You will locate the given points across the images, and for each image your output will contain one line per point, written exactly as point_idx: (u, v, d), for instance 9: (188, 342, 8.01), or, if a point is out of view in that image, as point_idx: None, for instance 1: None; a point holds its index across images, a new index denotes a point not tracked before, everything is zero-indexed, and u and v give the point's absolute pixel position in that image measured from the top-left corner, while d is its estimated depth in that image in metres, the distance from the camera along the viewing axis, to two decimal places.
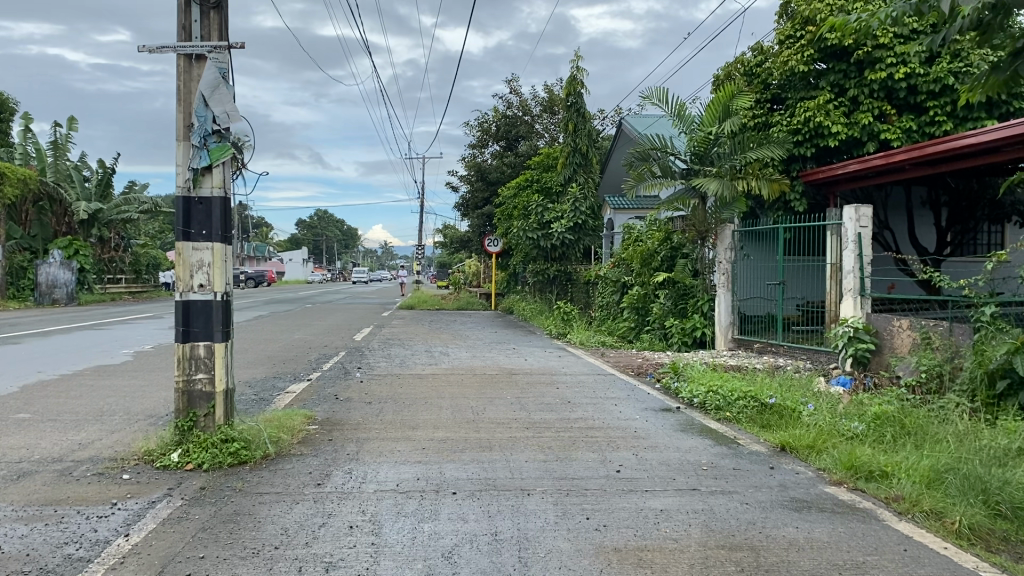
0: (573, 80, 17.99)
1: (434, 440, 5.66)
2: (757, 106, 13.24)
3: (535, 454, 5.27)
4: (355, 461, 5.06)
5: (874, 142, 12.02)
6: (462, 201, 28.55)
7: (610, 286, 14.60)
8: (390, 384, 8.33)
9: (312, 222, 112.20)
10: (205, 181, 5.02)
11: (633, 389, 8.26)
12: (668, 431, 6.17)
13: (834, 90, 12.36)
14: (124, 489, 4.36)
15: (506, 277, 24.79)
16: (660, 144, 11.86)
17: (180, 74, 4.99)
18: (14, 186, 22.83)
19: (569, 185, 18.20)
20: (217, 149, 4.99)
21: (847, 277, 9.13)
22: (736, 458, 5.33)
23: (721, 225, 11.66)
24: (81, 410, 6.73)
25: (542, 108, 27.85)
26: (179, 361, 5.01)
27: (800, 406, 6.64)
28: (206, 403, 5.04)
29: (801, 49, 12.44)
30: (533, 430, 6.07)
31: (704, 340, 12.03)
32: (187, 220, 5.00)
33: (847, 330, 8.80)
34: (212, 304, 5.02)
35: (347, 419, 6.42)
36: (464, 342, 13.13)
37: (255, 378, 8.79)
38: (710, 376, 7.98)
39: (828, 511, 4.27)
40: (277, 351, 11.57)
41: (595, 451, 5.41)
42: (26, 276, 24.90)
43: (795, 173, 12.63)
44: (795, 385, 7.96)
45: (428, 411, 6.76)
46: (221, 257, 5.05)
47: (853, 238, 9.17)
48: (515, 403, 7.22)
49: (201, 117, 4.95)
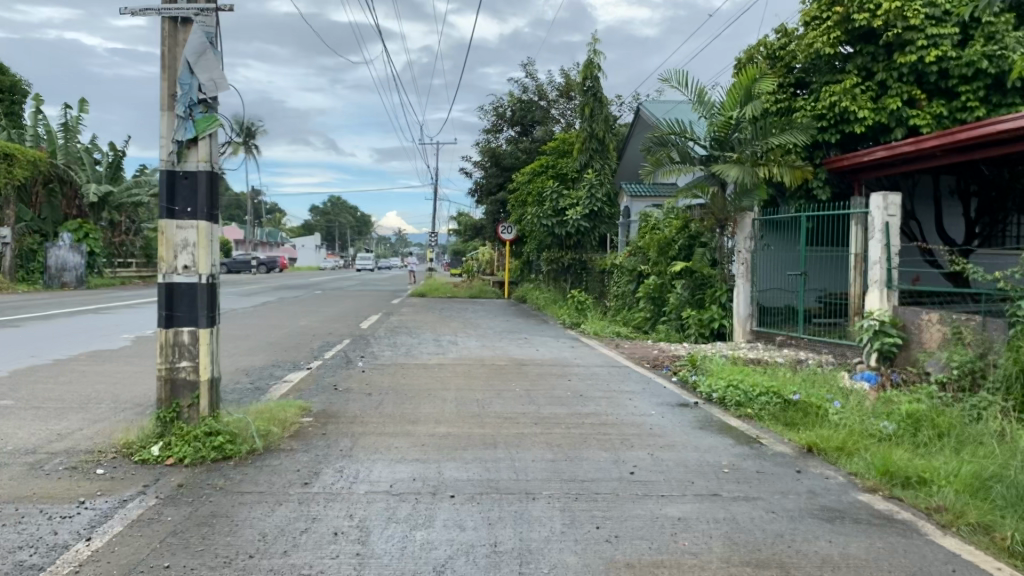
0: (590, 63, 17.59)
1: (434, 436, 5.30)
2: (780, 91, 12.73)
3: (543, 453, 4.90)
4: (349, 458, 4.71)
5: (902, 129, 11.54)
6: (476, 186, 28.19)
7: (625, 275, 14.14)
8: (394, 374, 7.97)
9: (328, 210, 112.18)
10: (191, 154, 4.67)
11: (648, 383, 7.89)
12: (686, 429, 5.78)
13: (862, 73, 11.86)
14: (96, 485, 4.03)
15: (519, 265, 24.38)
16: (679, 128, 11.43)
17: (164, 38, 4.62)
18: (23, 167, 22.62)
19: (585, 171, 17.76)
20: (203, 119, 4.63)
21: (873, 268, 8.68)
22: (758, 460, 4.94)
23: (741, 214, 11.17)
24: (67, 397, 6.42)
25: (558, 94, 27.29)
26: (162, 347, 4.67)
27: (826, 404, 6.24)
28: (190, 393, 4.71)
29: (828, 32, 11.96)
30: (541, 426, 5.70)
31: (721, 332, 11.58)
32: (170, 197, 4.64)
33: (873, 323, 8.32)
34: (197, 287, 4.67)
35: (344, 412, 6.07)
36: (473, 331, 12.79)
37: (254, 365, 8.47)
38: (730, 370, 7.57)
39: (864, 522, 3.88)
40: (280, 338, 11.27)
41: (607, 450, 5.04)
42: (36, 259, 24.69)
43: (818, 161, 12.19)
44: (820, 381, 7.53)
45: (431, 404, 6.40)
46: (207, 236, 4.70)
47: (880, 227, 8.73)
48: (524, 396, 6.85)
49: (186, 84, 4.58)
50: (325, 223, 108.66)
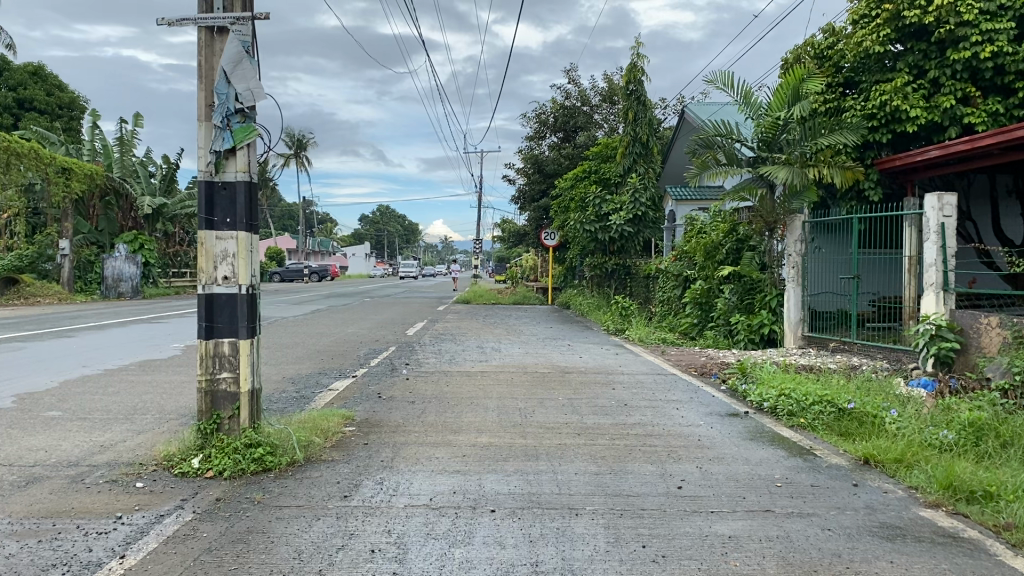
0: (634, 66, 17.41)
1: (476, 447, 5.19)
2: (828, 91, 12.44)
3: (586, 465, 4.76)
4: (389, 470, 4.63)
5: (957, 127, 11.15)
6: (519, 193, 28.13)
7: (670, 280, 13.91)
8: (437, 382, 7.91)
9: (375, 218, 113.28)
10: (229, 165, 4.64)
11: (696, 391, 7.71)
12: (735, 440, 5.60)
13: (913, 71, 11.51)
14: (134, 500, 4.01)
15: (562, 270, 24.21)
16: (724, 129, 11.22)
17: (201, 48, 4.63)
18: (81, 181, 23.12)
19: (629, 175, 17.55)
20: (240, 129, 4.59)
21: (929, 271, 8.39)
22: (812, 473, 4.74)
23: (790, 216, 10.83)
24: (114, 407, 6.48)
25: (601, 98, 27.10)
26: (202, 358, 4.64)
27: (882, 413, 6.01)
28: (230, 405, 4.66)
29: (877, 29, 11.64)
30: (585, 437, 5.56)
31: (772, 338, 11.22)
32: (210, 208, 4.62)
33: (928, 327, 8.04)
34: (237, 298, 4.63)
35: (386, 421, 6.01)
36: (517, 338, 12.70)
37: (299, 374, 8.48)
38: (782, 378, 7.34)
39: (927, 541, 3.66)
40: (326, 346, 11.29)
41: (653, 463, 4.88)
42: (93, 270, 25.29)
43: (869, 161, 11.85)
44: (875, 388, 7.26)
45: (473, 413, 6.31)
46: (246, 247, 4.65)
47: (935, 228, 8.42)
48: (567, 406, 6.71)
49: (222, 94, 4.56)
50: (371, 231, 109.65)
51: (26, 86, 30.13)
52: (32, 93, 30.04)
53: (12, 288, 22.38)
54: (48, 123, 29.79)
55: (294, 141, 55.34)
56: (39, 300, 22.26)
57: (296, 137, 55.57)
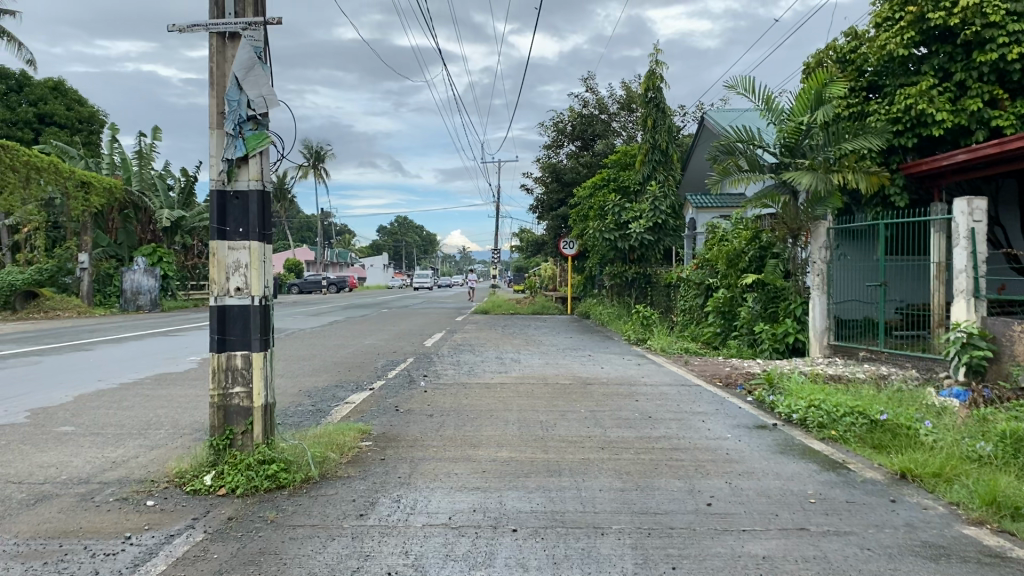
0: (652, 73, 17.29)
1: (496, 462, 5.03)
2: (852, 95, 12.21)
3: (611, 481, 4.59)
4: (406, 486, 4.48)
5: (984, 130, 10.91)
6: (537, 202, 28.00)
7: (692, 289, 13.70)
8: (455, 394, 7.75)
9: (393, 229, 113.64)
10: (241, 173, 4.54)
11: (722, 402, 7.51)
12: (765, 453, 5.40)
13: (938, 75, 11.28)
14: (143, 519, 3.89)
15: (581, 280, 24.03)
16: (746, 135, 11.06)
17: (213, 54, 4.52)
18: (99, 195, 23.23)
19: (648, 183, 17.37)
20: (253, 137, 4.50)
21: (958, 277, 8.16)
22: (847, 488, 4.54)
23: (815, 223, 10.62)
24: (128, 422, 6.38)
25: (619, 106, 26.95)
26: (215, 372, 4.52)
27: (916, 424, 5.79)
28: (243, 420, 4.54)
29: (901, 32, 11.42)
30: (609, 451, 5.38)
31: (797, 347, 10.98)
32: (222, 217, 4.51)
33: (959, 335, 7.77)
34: (250, 309, 4.51)
35: (404, 435, 5.86)
36: (536, 348, 12.53)
37: (316, 387, 8.36)
38: (811, 389, 7.11)
39: (974, 562, 3.45)
40: (343, 358, 11.17)
41: (680, 478, 4.70)
42: (112, 283, 25.34)
43: (894, 166, 11.59)
44: (906, 399, 7.02)
45: (492, 427, 6.15)
46: (259, 257, 4.54)
47: (965, 234, 8.19)
48: (589, 419, 6.53)
49: (234, 101, 4.46)
50: (390, 242, 109.94)
51: (46, 101, 30.43)
52: (52, 108, 30.34)
53: (32, 302, 22.51)
54: (68, 137, 30.09)
55: (312, 152, 55.59)
56: (59, 313, 22.37)
57: (314, 149, 55.80)
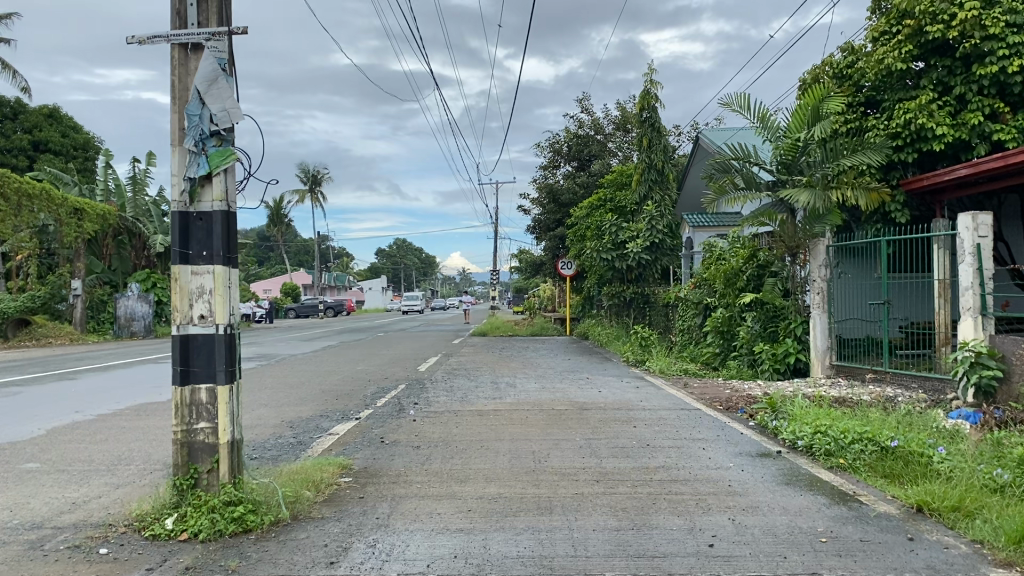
0: (647, 93, 17.12)
1: (483, 500, 4.69)
2: (849, 111, 11.96)
3: (605, 520, 4.26)
4: (384, 529, 4.14)
5: (986, 144, 10.66)
6: (534, 223, 27.76)
7: (690, 309, 13.41)
8: (446, 423, 7.40)
9: (392, 252, 113.51)
10: (204, 194, 4.25)
11: (723, 428, 7.17)
12: (771, 485, 5.07)
13: (937, 88, 11.03)
14: (93, 569, 3.56)
15: (579, 301, 23.70)
16: (742, 153, 10.78)
17: (175, 67, 4.23)
18: (92, 222, 22.95)
19: (644, 203, 17.16)
20: (216, 154, 4.21)
21: (964, 295, 7.87)
22: (860, 525, 4.21)
23: (813, 241, 10.25)
24: (98, 458, 6.04)
25: (615, 126, 26.79)
26: (177, 408, 4.20)
27: (929, 450, 5.46)
28: (209, 458, 4.20)
29: (898, 46, 11.19)
30: (604, 484, 5.05)
31: (799, 367, 10.61)
32: (184, 239, 4.21)
33: (967, 355, 7.45)
34: (214, 339, 4.20)
35: (387, 469, 5.53)
36: (533, 372, 12.20)
37: (300, 417, 8.01)
38: (816, 413, 6.77)
39: None
40: (332, 386, 10.82)
41: (680, 515, 4.37)
42: (105, 310, 24.97)
43: (894, 182, 11.35)
44: (915, 423, 6.70)
45: (482, 459, 5.82)
46: (224, 282, 4.23)
47: (971, 249, 7.86)
48: (585, 448, 6.19)
49: (195, 116, 4.18)
50: (388, 265, 109.69)
51: (42, 127, 30.27)
52: (47, 135, 30.20)
53: (24, 330, 22.19)
54: (63, 164, 29.86)
55: (309, 176, 55.52)
56: (51, 342, 22.00)
57: (311, 173, 55.70)
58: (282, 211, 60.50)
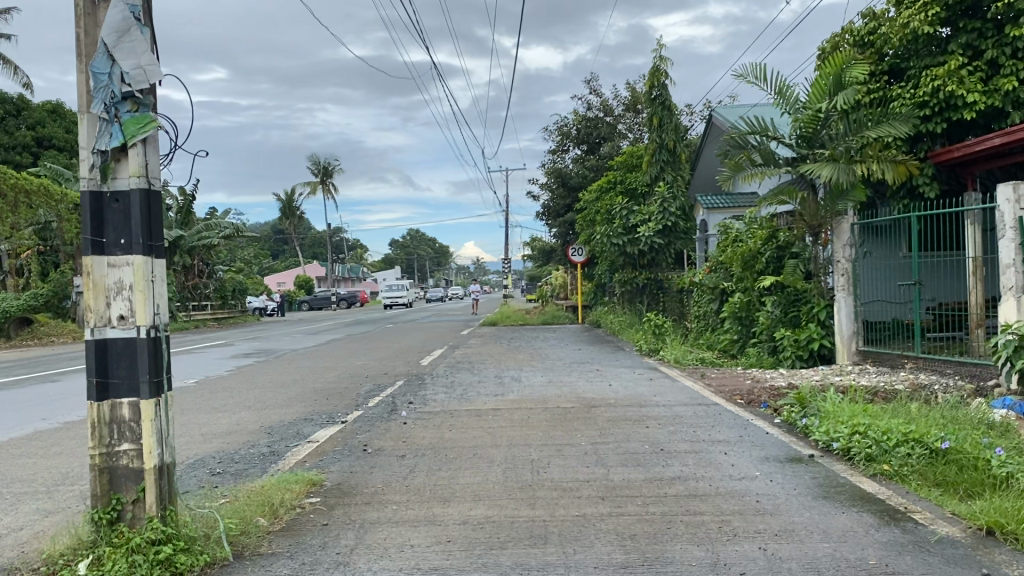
0: (657, 69, 16.30)
1: (467, 526, 3.97)
2: (872, 81, 11.09)
3: (610, 553, 3.54)
4: (342, 571, 3.42)
5: (1020, 112, 9.80)
6: (543, 208, 27.01)
7: (706, 294, 12.60)
8: (438, 427, 6.68)
9: (405, 243, 112.86)
10: (119, 169, 3.52)
11: (745, 427, 6.40)
12: (806, 500, 4.31)
13: (966, 53, 10.14)
14: None
15: (592, 288, 22.86)
16: (759, 126, 9.93)
17: (80, 16, 3.46)
18: None
19: (656, 184, 16.33)
20: (133, 120, 3.50)
21: (1005, 273, 7.03)
22: (920, 556, 3.45)
23: (837, 219, 9.44)
24: (42, 476, 5.37)
25: (625, 107, 25.91)
26: (93, 427, 3.48)
27: (986, 453, 4.71)
28: (134, 485, 3.51)
29: (924, 8, 10.24)
30: (611, 503, 4.31)
31: (823, 354, 9.78)
32: (97, 226, 3.49)
33: (1010, 338, 6.59)
34: (136, 343, 3.49)
35: (362, 486, 4.82)
36: (540, 364, 11.47)
37: (282, 421, 7.32)
38: (850, 411, 5.98)
39: None
40: (326, 384, 10.12)
41: (700, 544, 3.64)
42: None
43: (922, 155, 10.48)
44: (965, 417, 5.88)
45: (472, 471, 5.10)
46: (145, 276, 3.51)
47: (1013, 224, 6.98)
48: (591, 455, 5.46)
49: (103, 75, 3.44)
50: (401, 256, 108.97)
51: (44, 124, 29.76)
52: (51, 131, 29.72)
53: (26, 329, 21.75)
54: (67, 160, 29.28)
55: (321, 168, 54.69)
56: (53, 340, 21.55)
57: (321, 164, 54.97)
58: (294, 203, 59.87)
